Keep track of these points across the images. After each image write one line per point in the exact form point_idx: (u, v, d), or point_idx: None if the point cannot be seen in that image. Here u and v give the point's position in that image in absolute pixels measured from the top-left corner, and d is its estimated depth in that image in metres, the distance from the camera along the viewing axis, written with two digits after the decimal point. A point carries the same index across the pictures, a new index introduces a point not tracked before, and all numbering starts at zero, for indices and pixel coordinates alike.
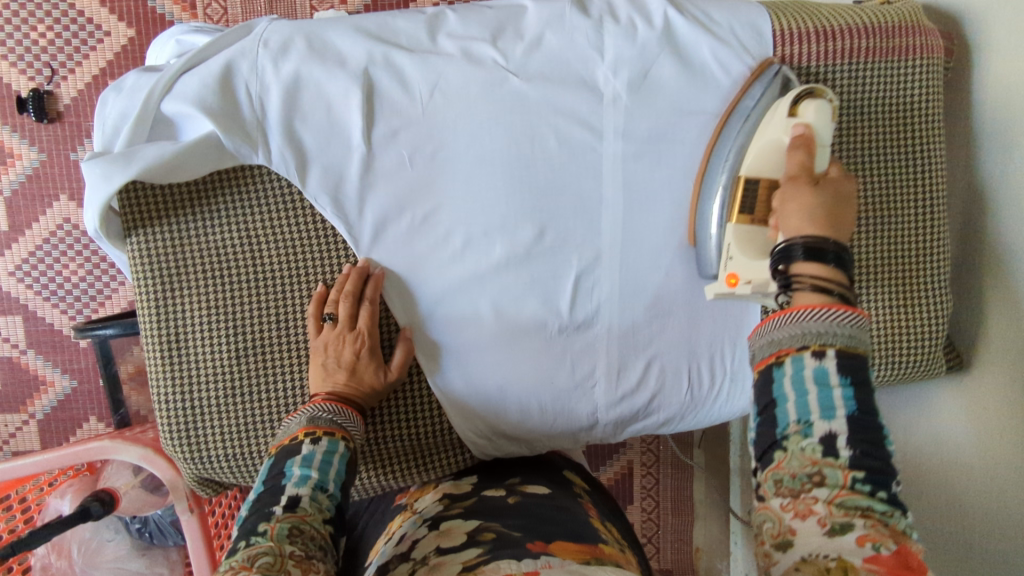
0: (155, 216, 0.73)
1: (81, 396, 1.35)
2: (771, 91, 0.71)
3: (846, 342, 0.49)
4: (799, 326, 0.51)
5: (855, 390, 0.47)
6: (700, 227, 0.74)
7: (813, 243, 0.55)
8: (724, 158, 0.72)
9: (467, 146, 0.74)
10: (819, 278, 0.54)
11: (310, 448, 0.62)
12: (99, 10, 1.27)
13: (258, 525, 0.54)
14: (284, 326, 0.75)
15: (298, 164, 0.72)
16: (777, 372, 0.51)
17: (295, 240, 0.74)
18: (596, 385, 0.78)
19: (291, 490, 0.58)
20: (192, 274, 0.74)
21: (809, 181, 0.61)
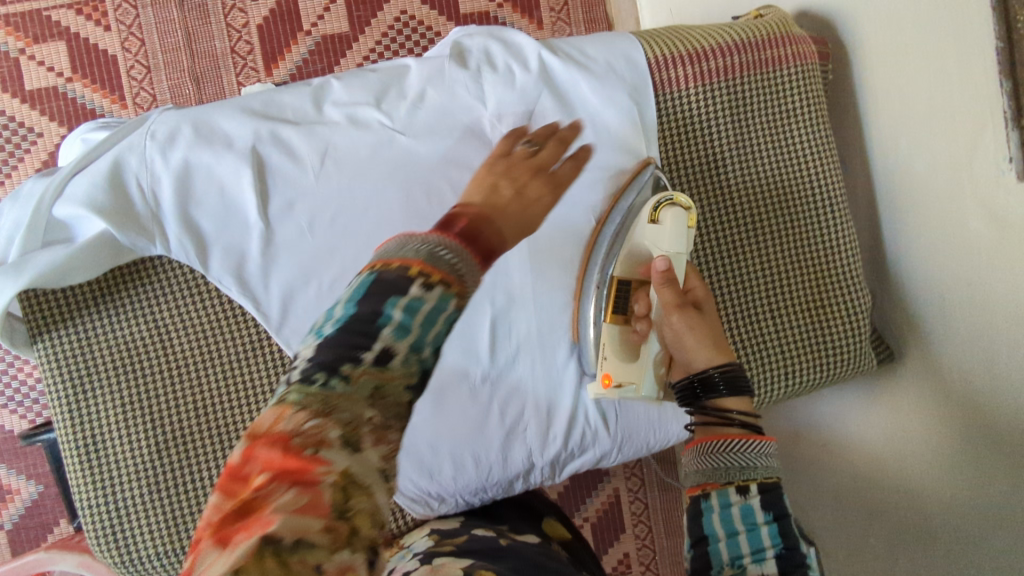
0: (58, 319, 0.72)
1: (50, 499, 1.24)
2: (643, 193, 0.74)
3: (764, 475, 0.56)
4: (720, 460, 0.58)
5: (779, 526, 0.53)
6: (581, 326, 0.76)
7: (729, 375, 0.63)
8: (595, 274, 0.74)
9: (365, 208, 0.74)
10: (724, 406, 0.63)
11: (396, 311, 0.39)
12: (31, 112, 1.30)
13: (291, 378, 0.38)
14: (203, 412, 0.74)
15: (198, 249, 0.72)
16: (704, 506, 0.56)
17: (204, 325, 0.74)
18: (527, 427, 0.78)
19: (383, 334, 0.38)
20: (103, 373, 0.73)
21: (694, 311, 0.68)
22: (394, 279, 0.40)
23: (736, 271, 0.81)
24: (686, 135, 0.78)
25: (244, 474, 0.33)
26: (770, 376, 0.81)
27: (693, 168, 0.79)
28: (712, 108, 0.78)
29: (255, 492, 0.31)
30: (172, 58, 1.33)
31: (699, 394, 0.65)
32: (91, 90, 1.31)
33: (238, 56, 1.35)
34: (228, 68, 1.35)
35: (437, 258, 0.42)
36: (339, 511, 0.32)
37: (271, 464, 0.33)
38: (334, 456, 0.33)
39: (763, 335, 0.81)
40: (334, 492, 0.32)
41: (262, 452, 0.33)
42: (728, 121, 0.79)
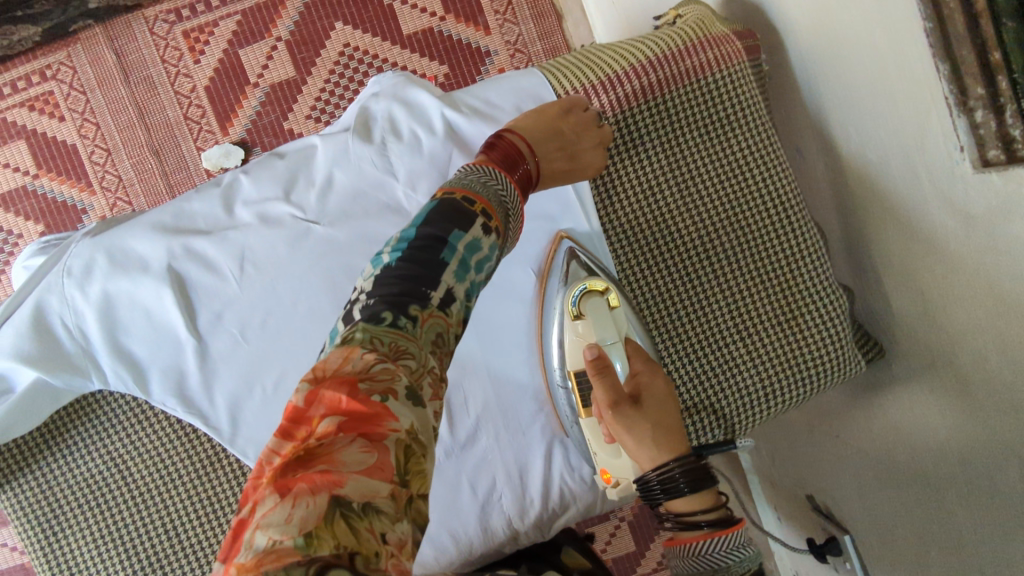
0: (15, 467, 0.72)
1: None
2: (566, 269, 0.74)
3: (737, 562, 0.55)
4: (700, 561, 0.56)
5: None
6: (547, 359, 0.74)
7: (685, 467, 0.58)
8: (551, 338, 0.73)
9: (294, 304, 0.71)
10: (688, 509, 0.58)
11: (474, 236, 0.52)
12: (8, 216, 1.25)
13: (383, 312, 0.44)
14: (173, 535, 0.73)
15: (135, 376, 0.71)
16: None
17: (158, 448, 0.73)
18: (501, 494, 0.74)
19: (449, 280, 0.48)
20: (69, 512, 0.73)
21: (631, 406, 0.61)
22: (457, 212, 0.52)
23: (694, 297, 0.74)
24: (617, 167, 0.74)
25: (307, 416, 0.38)
26: (753, 403, 0.74)
27: (630, 198, 0.74)
28: (637, 133, 0.73)
29: (318, 443, 0.36)
30: (130, 136, 1.27)
31: (656, 492, 0.59)
32: (60, 182, 1.25)
33: (193, 122, 1.27)
34: (185, 136, 1.27)
35: (493, 198, 0.56)
36: (398, 476, 0.37)
37: (337, 404, 0.38)
38: (401, 410, 0.39)
39: (740, 362, 0.74)
40: (397, 452, 0.37)
41: (330, 390, 0.38)
42: (659, 142, 0.73)
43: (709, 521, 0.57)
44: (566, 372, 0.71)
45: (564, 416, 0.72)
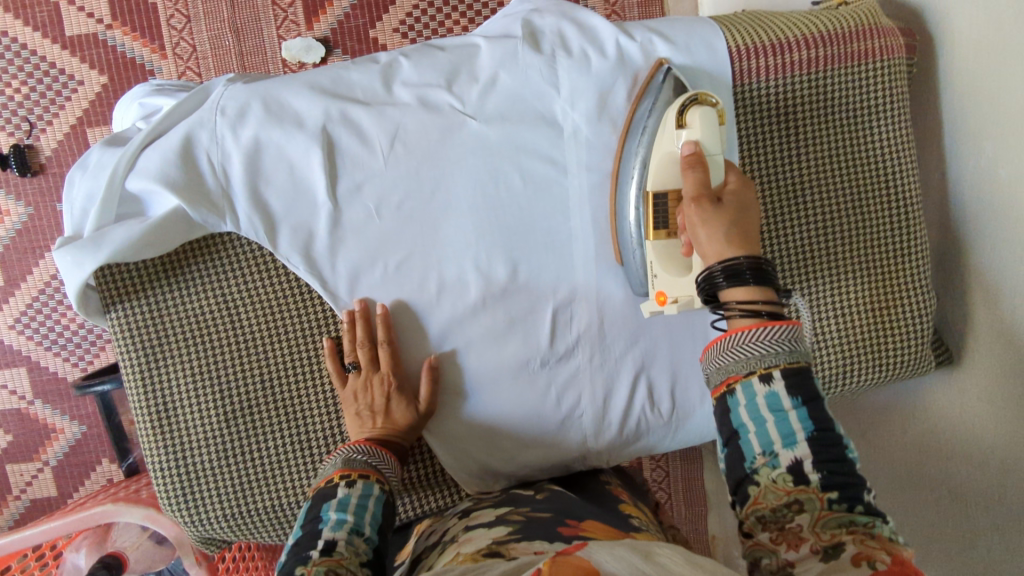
0: (132, 289, 0.73)
1: (91, 440, 1.35)
2: (663, 95, 0.71)
3: (787, 360, 0.53)
4: (742, 354, 0.54)
5: (808, 410, 0.51)
6: (621, 205, 0.73)
7: (730, 264, 0.57)
8: (634, 153, 0.71)
9: (433, 192, 0.74)
10: (746, 298, 0.57)
11: (346, 492, 0.64)
12: (71, 60, 1.24)
13: (295, 569, 0.55)
14: (270, 386, 0.76)
15: (267, 226, 0.73)
16: (732, 402, 0.54)
17: (272, 301, 0.75)
18: (583, 412, 0.79)
19: (327, 534, 0.59)
20: (176, 344, 0.75)
21: (713, 203, 0.60)
22: (326, 493, 0.64)
23: (801, 267, 0.79)
24: (762, 130, 0.76)
25: None
26: (828, 375, 0.80)
27: (767, 162, 0.77)
28: (791, 102, 0.76)
29: None
30: (213, 8, 1.25)
31: (720, 285, 0.58)
32: (132, 39, 1.24)
33: (280, 9, 1.25)
34: (268, 20, 1.25)
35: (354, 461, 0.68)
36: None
37: None
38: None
39: (825, 335, 0.80)
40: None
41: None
42: (807, 116, 0.76)
43: (766, 310, 0.55)
44: (644, 194, 0.69)
45: (626, 245, 0.74)
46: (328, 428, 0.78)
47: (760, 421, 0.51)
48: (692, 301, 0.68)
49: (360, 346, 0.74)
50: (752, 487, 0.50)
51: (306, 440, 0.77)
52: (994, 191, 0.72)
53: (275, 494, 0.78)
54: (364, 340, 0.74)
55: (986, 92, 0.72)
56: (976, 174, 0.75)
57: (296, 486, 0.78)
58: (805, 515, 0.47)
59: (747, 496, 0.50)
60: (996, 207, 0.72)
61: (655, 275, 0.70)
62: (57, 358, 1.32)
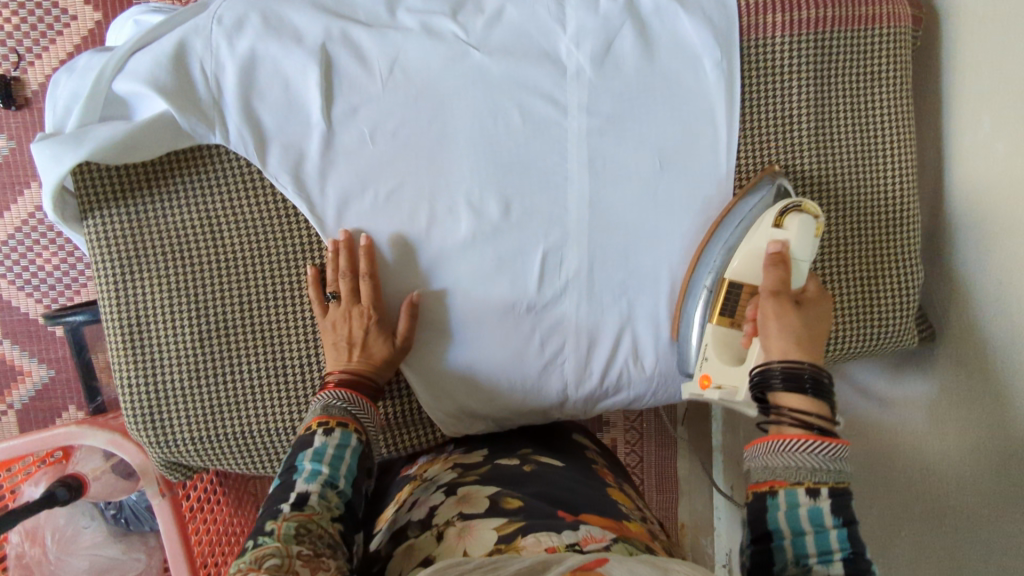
0: (112, 196, 0.71)
1: (59, 385, 1.31)
2: (764, 200, 0.74)
3: (833, 480, 0.50)
4: (790, 459, 0.51)
5: (849, 532, 0.48)
6: (685, 318, 0.76)
7: (791, 367, 0.56)
8: (718, 247, 0.75)
9: (430, 122, 0.72)
10: (798, 408, 0.54)
11: (323, 441, 0.62)
12: None
13: (265, 524, 0.54)
14: (247, 309, 0.74)
15: (257, 142, 0.71)
16: (770, 503, 0.51)
17: (256, 220, 0.73)
18: (565, 360, 0.79)
19: (301, 486, 0.58)
20: (153, 256, 0.73)
21: (790, 302, 0.62)
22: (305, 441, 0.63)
23: None
24: (766, 87, 0.76)
25: None
26: None
27: (768, 119, 0.76)
28: (796, 60, 0.75)
29: None
30: None
31: (774, 387, 0.57)
32: None
33: None
34: None
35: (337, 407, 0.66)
36: None
37: None
38: None
39: None
40: None
41: None
42: (811, 75, 0.76)
43: (819, 425, 0.53)
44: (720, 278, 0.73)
45: (688, 318, 0.76)
46: (304, 357, 0.76)
47: (799, 536, 0.48)
48: (735, 392, 0.69)
49: (343, 276, 0.72)
50: None
51: (280, 367, 0.76)
52: (989, 161, 0.73)
53: (245, 421, 0.76)
54: (348, 278, 0.72)
55: (987, 60, 0.72)
56: (971, 146, 0.76)
57: (268, 414, 0.76)
58: None
59: None
60: (991, 177, 0.72)
61: (704, 357, 0.72)
62: (30, 299, 1.29)
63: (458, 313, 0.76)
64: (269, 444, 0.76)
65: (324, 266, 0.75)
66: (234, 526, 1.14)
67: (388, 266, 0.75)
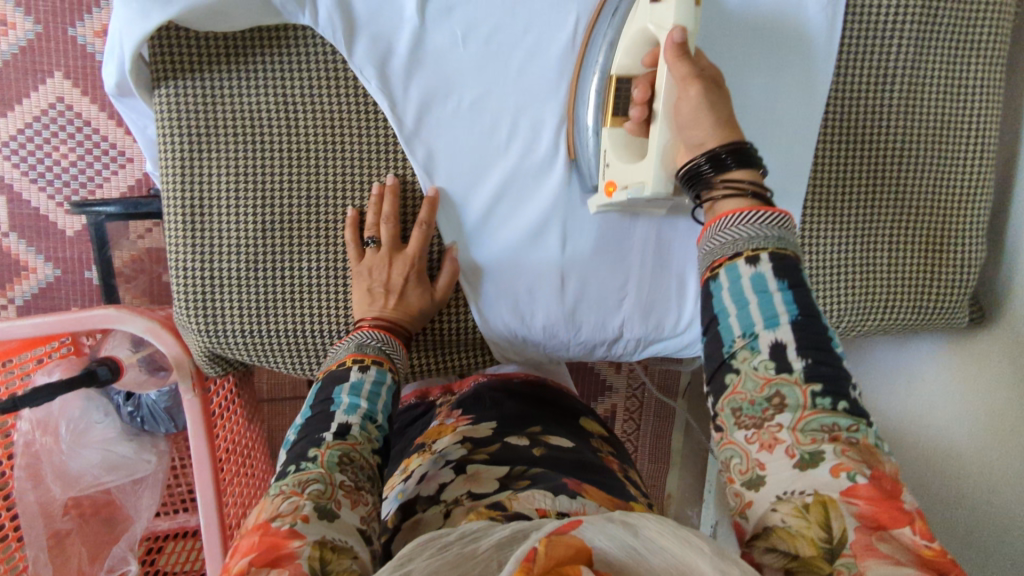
0: (186, 65, 0.68)
1: (65, 286, 1.26)
2: (628, 2, 0.67)
3: (775, 245, 0.51)
4: (733, 232, 0.53)
5: (795, 294, 0.50)
6: (579, 106, 0.71)
7: (716, 151, 0.57)
8: (593, 65, 0.69)
9: (525, 32, 0.70)
10: (732, 184, 0.56)
11: (359, 376, 0.61)
12: None
13: (308, 451, 0.53)
14: (312, 205, 0.72)
15: (347, 29, 0.68)
16: (715, 286, 0.53)
17: (334, 112, 0.71)
18: (625, 298, 0.78)
19: (340, 418, 0.57)
20: (223, 136, 0.70)
21: (695, 69, 0.60)
22: (337, 375, 0.62)
23: (870, 191, 0.78)
24: (868, 39, 0.74)
25: None
26: (870, 306, 0.80)
27: (864, 74, 0.75)
28: (902, 15, 0.74)
29: None
30: None
31: (705, 174, 0.58)
32: None
33: None
34: None
35: (372, 346, 0.64)
36: None
37: None
38: None
39: (877, 265, 0.80)
40: None
41: None
42: (914, 32, 0.74)
43: (754, 195, 0.55)
44: (603, 126, 0.68)
45: (581, 129, 0.71)
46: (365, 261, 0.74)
47: (743, 305, 0.51)
48: (642, 186, 0.64)
49: (386, 222, 0.71)
50: (730, 375, 0.49)
51: (338, 268, 0.74)
52: None
53: (299, 319, 0.74)
54: (392, 223, 0.71)
55: None
56: None
57: (323, 314, 0.74)
58: (786, 413, 0.46)
59: (725, 386, 0.50)
60: None
61: (606, 163, 0.68)
62: (43, 193, 1.23)
63: (528, 234, 0.75)
64: (317, 346, 0.75)
65: (364, 212, 0.73)
66: (246, 445, 1.11)
67: (464, 176, 0.73)
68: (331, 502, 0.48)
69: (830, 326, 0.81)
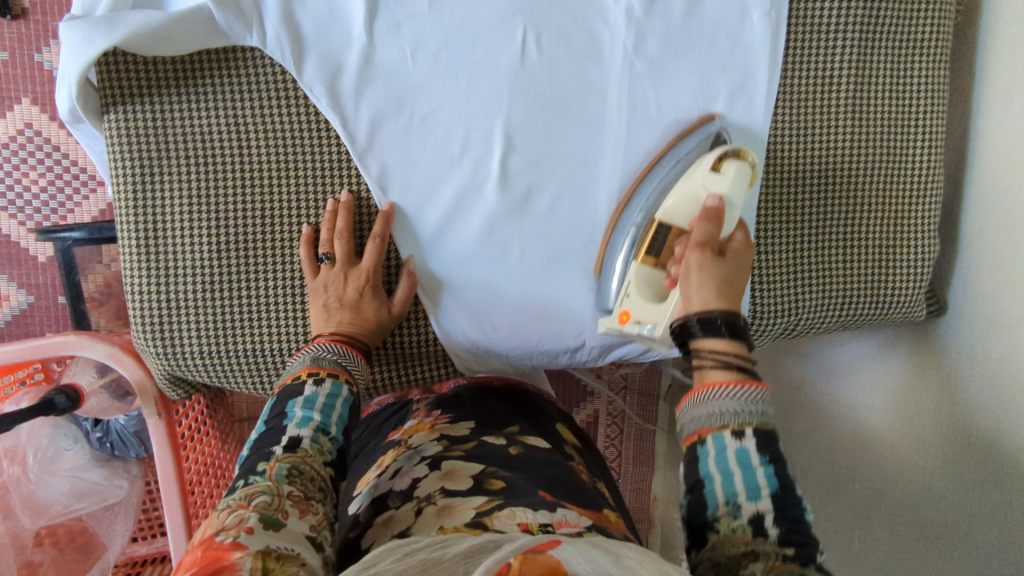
0: (135, 89, 0.68)
1: (38, 312, 1.25)
2: (706, 141, 0.73)
3: (759, 420, 0.51)
4: (714, 406, 0.52)
5: (775, 468, 0.49)
6: (613, 259, 0.76)
7: (706, 318, 0.57)
8: (657, 179, 0.73)
9: (474, 46, 0.71)
10: (717, 350, 0.56)
11: (313, 390, 0.61)
12: None
13: (258, 465, 0.53)
14: (268, 224, 0.72)
15: (295, 49, 0.68)
16: (701, 451, 0.52)
17: (286, 131, 0.71)
18: (586, 304, 0.79)
19: (292, 431, 0.56)
20: (174, 159, 0.70)
21: (715, 254, 0.63)
22: (291, 390, 0.61)
23: (821, 191, 0.79)
24: (811, 43, 0.76)
25: None
26: (828, 305, 0.81)
27: (809, 77, 0.76)
28: (843, 18, 0.75)
29: None
30: None
31: (695, 334, 0.58)
32: None
33: None
34: None
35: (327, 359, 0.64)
36: None
37: None
38: None
39: (832, 264, 0.81)
40: None
41: None
42: (855, 35, 0.76)
43: (732, 363, 0.54)
44: (648, 219, 0.72)
45: (614, 250, 0.75)
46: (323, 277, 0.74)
47: (725, 475, 0.49)
48: (655, 328, 0.70)
49: (339, 237, 0.71)
50: (712, 536, 0.48)
51: (296, 285, 0.74)
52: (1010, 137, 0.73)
53: (259, 337, 0.74)
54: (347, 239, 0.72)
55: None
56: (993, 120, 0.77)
57: (282, 333, 0.74)
58: (759, 564, 0.45)
59: (706, 542, 0.48)
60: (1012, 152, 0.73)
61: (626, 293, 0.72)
62: (13, 220, 1.22)
63: (485, 246, 0.75)
64: (277, 364, 0.75)
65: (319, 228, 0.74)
66: (219, 463, 1.08)
67: (418, 189, 0.73)
68: (277, 513, 0.48)
69: (789, 325, 0.82)
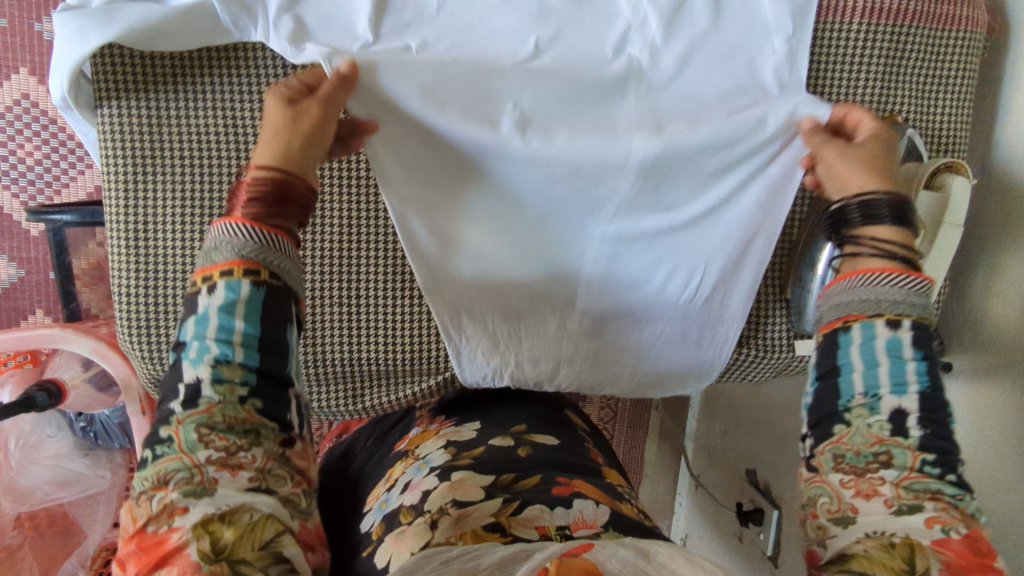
0: (128, 84, 0.65)
1: (29, 287, 1.23)
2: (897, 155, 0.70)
3: (919, 313, 0.46)
4: (871, 293, 0.47)
5: (928, 365, 0.45)
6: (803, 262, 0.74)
7: (870, 203, 0.52)
8: None
9: None
10: (883, 238, 0.50)
11: (205, 302, 0.45)
12: None
13: (160, 432, 0.42)
14: None
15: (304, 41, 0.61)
16: (844, 338, 0.47)
17: None
18: (601, 327, 0.77)
19: (188, 374, 0.43)
20: (168, 160, 0.68)
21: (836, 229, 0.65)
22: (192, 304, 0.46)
23: None
24: (830, 76, 0.71)
25: None
26: None
27: None
28: (865, 54, 0.70)
29: None
30: None
31: (852, 222, 0.52)
32: None
33: None
34: None
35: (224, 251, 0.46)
36: None
37: None
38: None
39: None
40: None
41: None
42: (877, 71, 0.71)
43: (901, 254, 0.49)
44: None
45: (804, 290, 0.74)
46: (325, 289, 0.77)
47: (874, 365, 0.45)
48: None
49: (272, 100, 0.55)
50: (838, 427, 0.45)
51: None
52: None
53: None
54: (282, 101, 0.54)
55: None
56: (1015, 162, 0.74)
57: None
58: (893, 468, 0.43)
59: (829, 434, 0.46)
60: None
61: None
62: (8, 192, 1.19)
63: (497, 271, 0.72)
64: None
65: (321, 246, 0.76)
66: None
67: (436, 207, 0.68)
68: (204, 484, 0.39)
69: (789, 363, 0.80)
